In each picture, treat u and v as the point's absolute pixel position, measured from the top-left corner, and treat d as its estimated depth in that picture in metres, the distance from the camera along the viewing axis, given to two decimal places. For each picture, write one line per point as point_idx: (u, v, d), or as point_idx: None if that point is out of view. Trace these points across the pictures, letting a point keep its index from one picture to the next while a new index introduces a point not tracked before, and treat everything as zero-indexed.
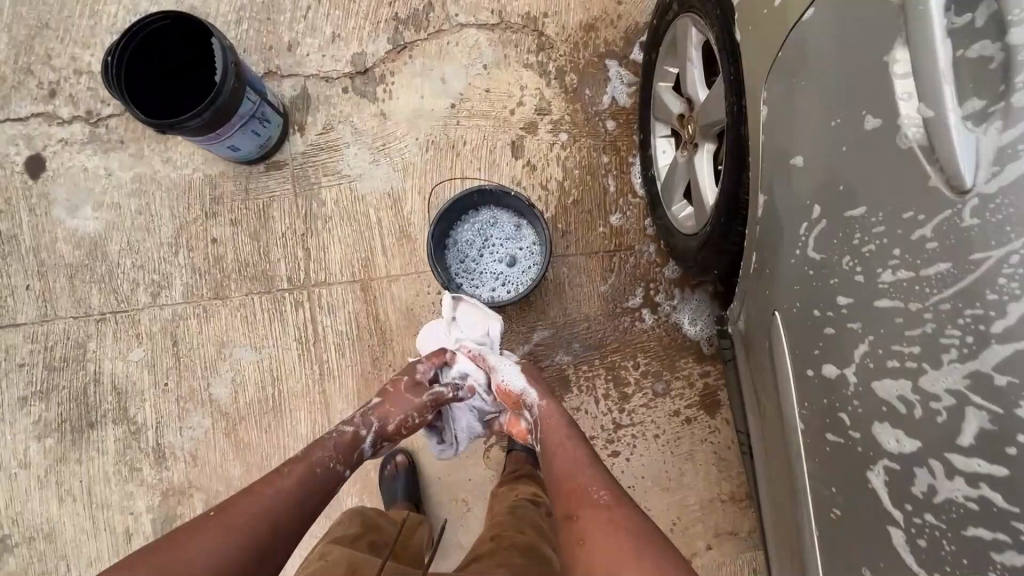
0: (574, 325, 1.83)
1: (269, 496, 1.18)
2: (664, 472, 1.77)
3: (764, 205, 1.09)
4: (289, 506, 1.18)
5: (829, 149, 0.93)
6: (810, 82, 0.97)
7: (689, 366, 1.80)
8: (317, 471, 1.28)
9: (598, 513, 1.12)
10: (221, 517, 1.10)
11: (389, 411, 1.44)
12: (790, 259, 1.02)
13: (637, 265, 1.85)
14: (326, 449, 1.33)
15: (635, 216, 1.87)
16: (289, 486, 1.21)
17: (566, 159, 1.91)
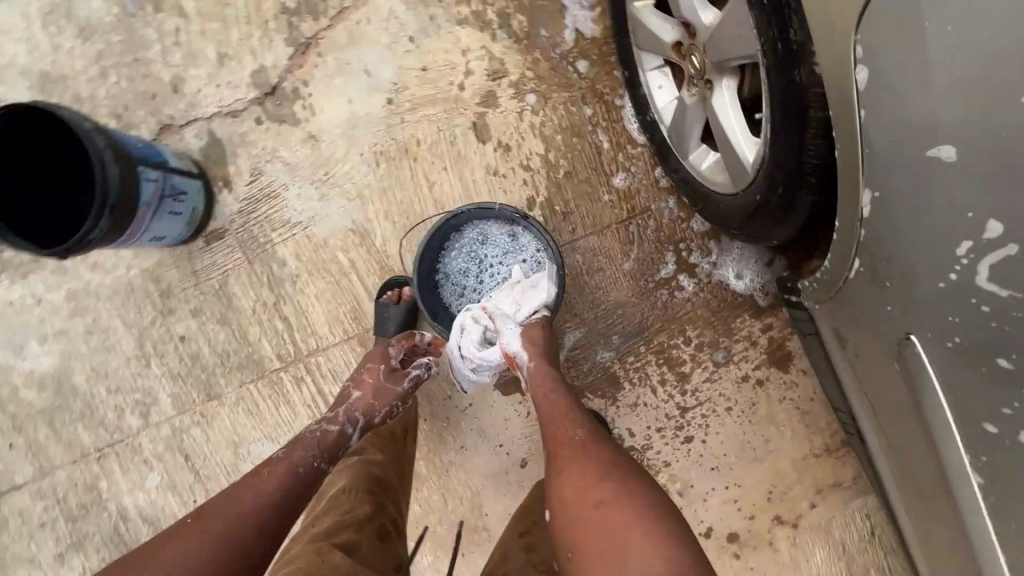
0: (606, 316, 1.59)
1: (249, 492, 1.22)
2: (747, 443, 1.59)
3: (874, 205, 0.84)
4: (268, 505, 1.21)
5: (1004, 142, 0.68)
6: (950, 46, 0.71)
7: (747, 324, 1.56)
8: (296, 469, 1.32)
9: (579, 458, 1.10)
10: (199, 516, 1.15)
11: (369, 404, 1.50)
12: (939, 285, 0.78)
13: (660, 228, 1.56)
14: (308, 449, 1.39)
15: (642, 170, 1.55)
16: (274, 482, 1.26)
17: (542, 125, 1.56)
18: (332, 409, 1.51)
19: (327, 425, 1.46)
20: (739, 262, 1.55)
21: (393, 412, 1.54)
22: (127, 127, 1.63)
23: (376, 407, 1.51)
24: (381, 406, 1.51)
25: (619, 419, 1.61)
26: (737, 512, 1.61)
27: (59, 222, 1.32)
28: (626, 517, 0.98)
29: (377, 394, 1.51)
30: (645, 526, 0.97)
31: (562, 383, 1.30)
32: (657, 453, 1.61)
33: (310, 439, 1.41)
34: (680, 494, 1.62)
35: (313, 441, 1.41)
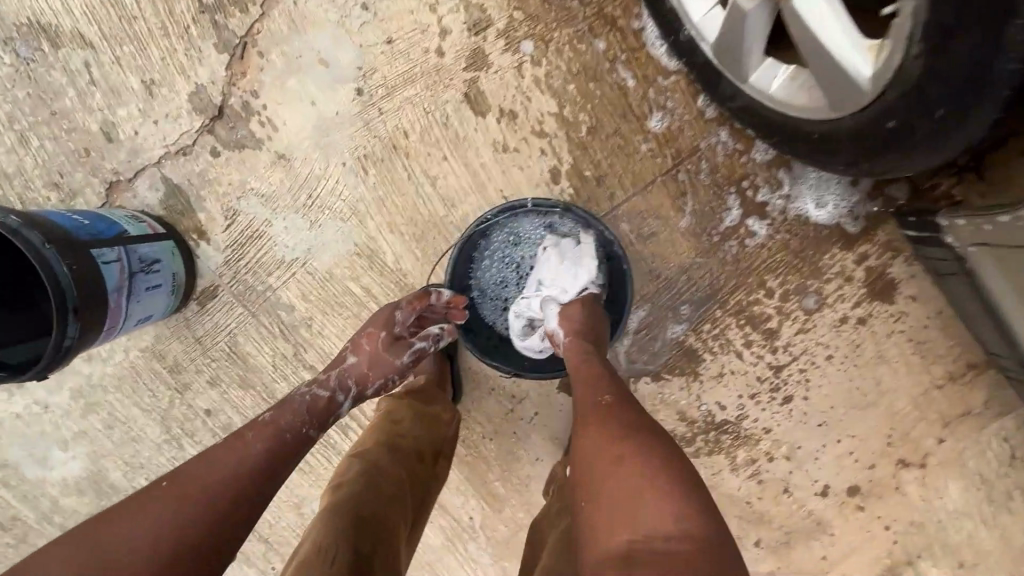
0: (670, 285, 1.36)
1: (236, 459, 0.91)
2: (857, 390, 1.39)
3: None
4: (255, 468, 0.92)
5: None
6: None
7: (838, 258, 1.31)
8: (287, 439, 1.01)
9: (604, 417, 0.91)
10: (175, 488, 0.84)
11: (357, 374, 1.15)
12: None
13: (716, 169, 1.29)
14: (301, 409, 1.07)
15: (681, 104, 1.26)
16: (260, 447, 0.95)
17: (549, 76, 1.27)
18: (323, 371, 1.16)
19: (315, 386, 1.12)
20: (817, 189, 1.29)
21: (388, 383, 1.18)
22: (70, 196, 1.39)
23: (374, 377, 1.16)
24: (378, 376, 1.16)
25: (706, 394, 1.42)
26: (856, 464, 1.44)
27: (9, 305, 1.18)
28: (645, 474, 0.78)
29: (372, 364, 1.16)
30: (666, 483, 0.77)
31: (598, 351, 1.10)
32: (755, 421, 1.43)
33: (293, 400, 1.08)
34: (788, 458, 1.45)
35: (302, 405, 1.07)
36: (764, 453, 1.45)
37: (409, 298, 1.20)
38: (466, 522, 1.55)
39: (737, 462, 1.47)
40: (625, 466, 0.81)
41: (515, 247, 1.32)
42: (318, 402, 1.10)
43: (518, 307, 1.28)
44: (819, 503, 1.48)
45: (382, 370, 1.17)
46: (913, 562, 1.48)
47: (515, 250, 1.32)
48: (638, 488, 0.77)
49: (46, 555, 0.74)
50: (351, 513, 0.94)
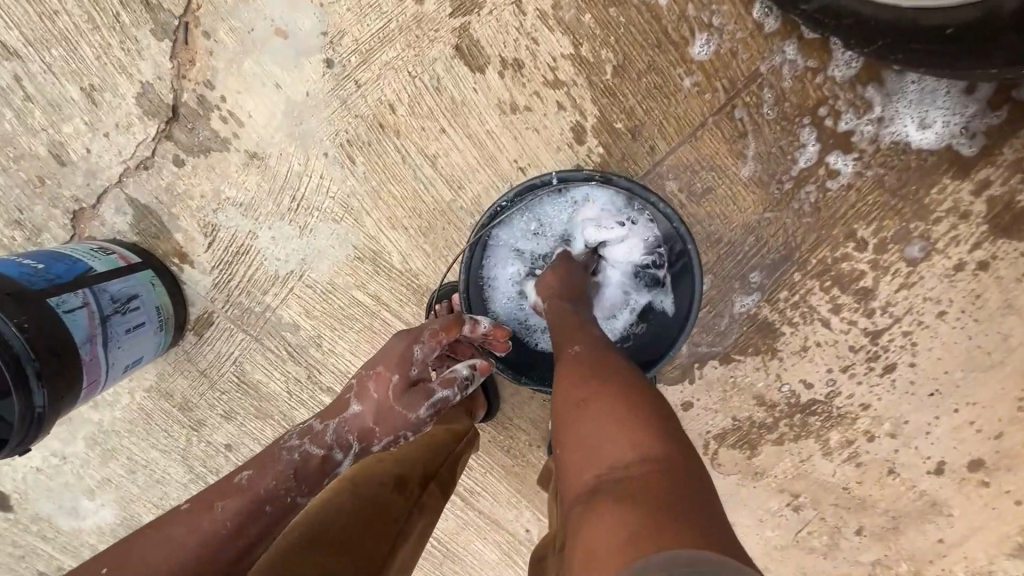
0: (734, 250, 1.11)
1: (200, 530, 0.80)
2: (976, 349, 1.14)
3: None
4: (225, 538, 0.81)
5: None
6: None
7: (949, 191, 1.04)
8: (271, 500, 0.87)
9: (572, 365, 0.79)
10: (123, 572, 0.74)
11: (360, 428, 0.97)
12: None
13: (783, 98, 1.01)
14: (298, 464, 0.92)
15: (731, 20, 0.98)
16: (232, 514, 0.83)
17: (556, 10, 1.00)
18: (321, 417, 0.97)
19: (311, 438, 0.95)
20: (919, 105, 1.00)
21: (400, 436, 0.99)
22: (35, 232, 1.23)
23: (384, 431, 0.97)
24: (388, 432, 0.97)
25: (788, 372, 1.19)
26: (977, 434, 1.20)
27: None
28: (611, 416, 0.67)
29: (380, 416, 0.97)
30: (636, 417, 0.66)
31: (581, 306, 0.96)
32: (850, 397, 1.20)
33: (288, 458, 0.92)
34: (892, 436, 1.23)
35: (295, 463, 0.92)
36: (862, 432, 1.23)
37: (434, 330, 0.97)
38: (523, 537, 1.40)
39: (829, 445, 1.25)
40: (592, 409, 0.69)
41: (541, 238, 1.10)
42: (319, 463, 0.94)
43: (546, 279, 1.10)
44: (933, 482, 1.25)
45: (388, 424, 0.97)
46: None
47: (540, 242, 1.10)
48: (601, 430, 0.66)
49: None
50: (284, 566, 0.76)
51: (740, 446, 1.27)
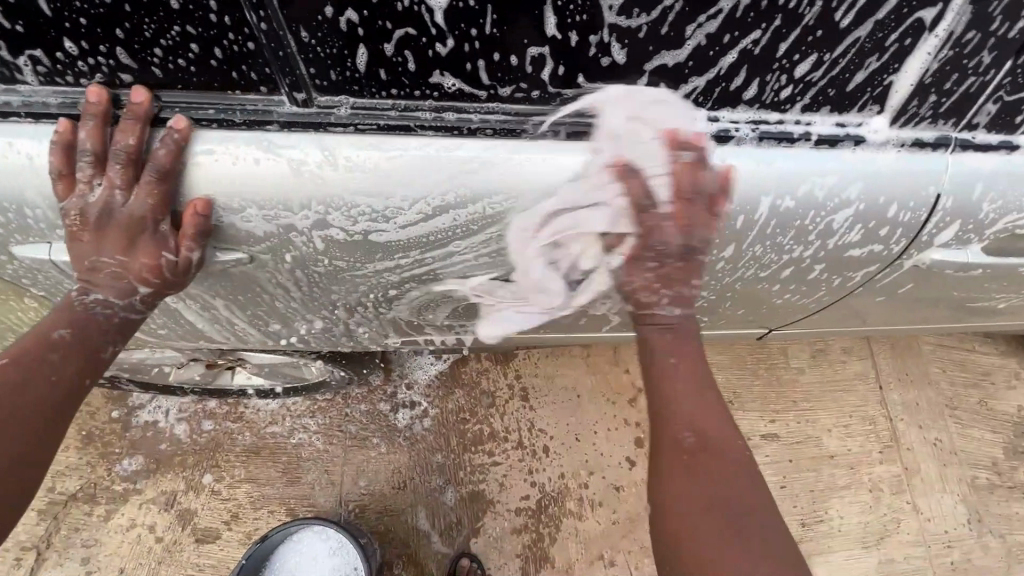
0: (415, 481, 1.75)
1: (53, 358, 0.75)
2: (565, 401, 1.89)
3: (200, 321, 0.97)
4: (60, 391, 0.74)
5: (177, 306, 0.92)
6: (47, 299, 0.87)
7: (468, 370, 1.91)
8: (92, 332, 0.77)
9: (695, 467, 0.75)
10: (59, 347, 0.75)
11: (153, 264, 0.72)
12: (360, 285, 0.83)
13: (365, 411, 1.83)
14: (103, 341, 0.79)
15: (314, 407, 1.83)
16: (63, 369, 0.75)
17: (232, 475, 1.72)
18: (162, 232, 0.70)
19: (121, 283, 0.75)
20: (419, 362, 1.91)
21: (178, 260, 0.72)
22: None
23: (130, 282, 0.76)
24: (140, 286, 0.76)
25: (511, 500, 1.74)
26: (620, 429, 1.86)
27: None
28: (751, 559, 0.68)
29: (126, 222, 0.69)
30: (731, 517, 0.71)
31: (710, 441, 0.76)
32: (552, 478, 1.77)
33: (105, 220, 0.70)
34: (593, 474, 1.79)
35: (70, 337, 0.76)
36: (579, 488, 1.77)
37: (160, 227, 0.70)
38: None
39: (577, 512, 1.73)
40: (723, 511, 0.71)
41: (313, 552, 1.51)
42: (167, 272, 0.73)
43: (314, 168, 0.67)
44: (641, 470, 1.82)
45: (145, 255, 0.72)
46: None
47: (315, 552, 1.51)
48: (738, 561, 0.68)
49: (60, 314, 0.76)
50: None
51: (541, 565, 1.67)
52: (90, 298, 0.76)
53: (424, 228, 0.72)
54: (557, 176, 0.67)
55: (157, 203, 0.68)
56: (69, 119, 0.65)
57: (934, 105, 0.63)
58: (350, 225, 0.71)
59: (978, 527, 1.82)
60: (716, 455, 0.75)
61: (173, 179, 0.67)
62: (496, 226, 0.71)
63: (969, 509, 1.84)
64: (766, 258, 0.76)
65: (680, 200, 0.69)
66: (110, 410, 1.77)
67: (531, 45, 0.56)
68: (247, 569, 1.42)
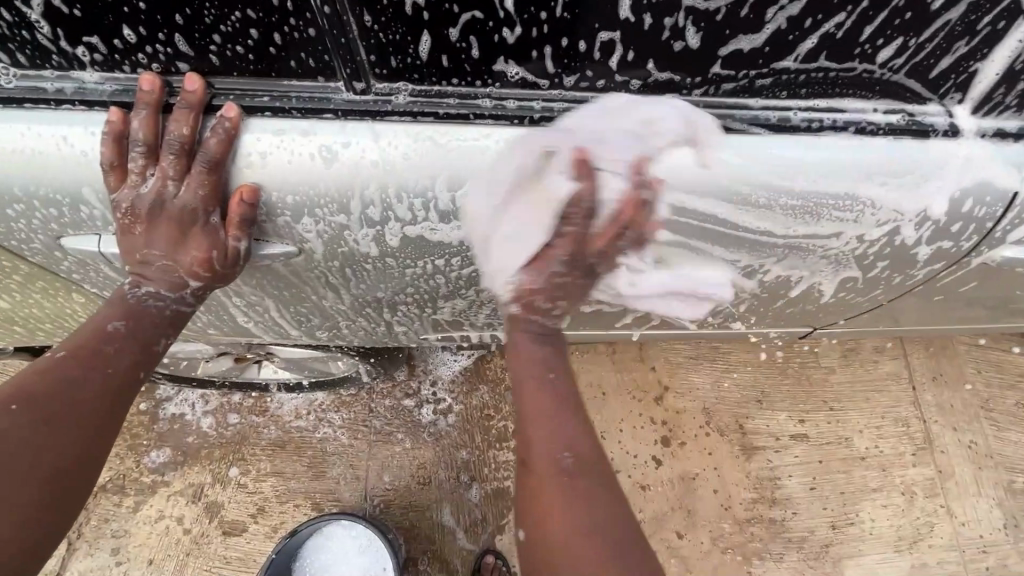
0: (440, 477, 1.74)
1: (112, 350, 0.75)
2: (590, 399, 1.86)
3: (238, 315, 0.96)
4: (120, 382, 0.75)
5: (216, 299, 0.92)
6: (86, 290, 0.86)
7: (492, 366, 1.89)
8: (148, 325, 0.78)
9: (557, 485, 0.72)
10: (116, 339, 0.76)
11: (204, 257, 0.73)
12: (406, 282, 0.82)
13: (389, 407, 1.82)
14: (156, 333, 0.80)
15: (338, 402, 1.83)
16: (122, 360, 0.75)
17: (258, 469, 1.72)
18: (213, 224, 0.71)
19: (172, 274, 0.76)
20: (443, 358, 1.90)
21: (226, 252, 0.72)
22: None
23: (179, 274, 0.76)
24: (188, 279, 0.77)
25: None
26: (646, 427, 1.83)
27: None
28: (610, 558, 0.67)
29: (180, 215, 0.70)
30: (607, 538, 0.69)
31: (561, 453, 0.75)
32: None
33: (156, 211, 0.70)
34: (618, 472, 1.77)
35: (124, 330, 0.77)
36: None
37: (212, 219, 0.71)
38: None
39: None
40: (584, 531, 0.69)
41: (339, 546, 1.51)
42: (217, 266, 0.74)
43: (369, 159, 0.65)
44: (667, 469, 1.79)
45: (197, 248, 0.72)
46: (746, 431, 1.86)
47: (341, 547, 1.51)
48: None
49: (115, 306, 0.78)
50: None
51: None
52: (142, 291, 0.78)
53: (479, 222, 0.70)
54: (611, 166, 0.67)
55: (210, 195, 0.68)
56: (120, 110, 0.64)
57: (1020, 93, 0.60)
58: (404, 221, 0.70)
59: (1015, 533, 1.77)
60: (586, 472, 0.73)
61: (221, 170, 0.66)
62: (547, 216, 0.71)
63: (1006, 514, 1.79)
64: (819, 246, 0.75)
65: (741, 190, 0.67)
66: (138, 403, 1.79)
67: (602, 29, 0.54)
68: (276, 565, 1.42)
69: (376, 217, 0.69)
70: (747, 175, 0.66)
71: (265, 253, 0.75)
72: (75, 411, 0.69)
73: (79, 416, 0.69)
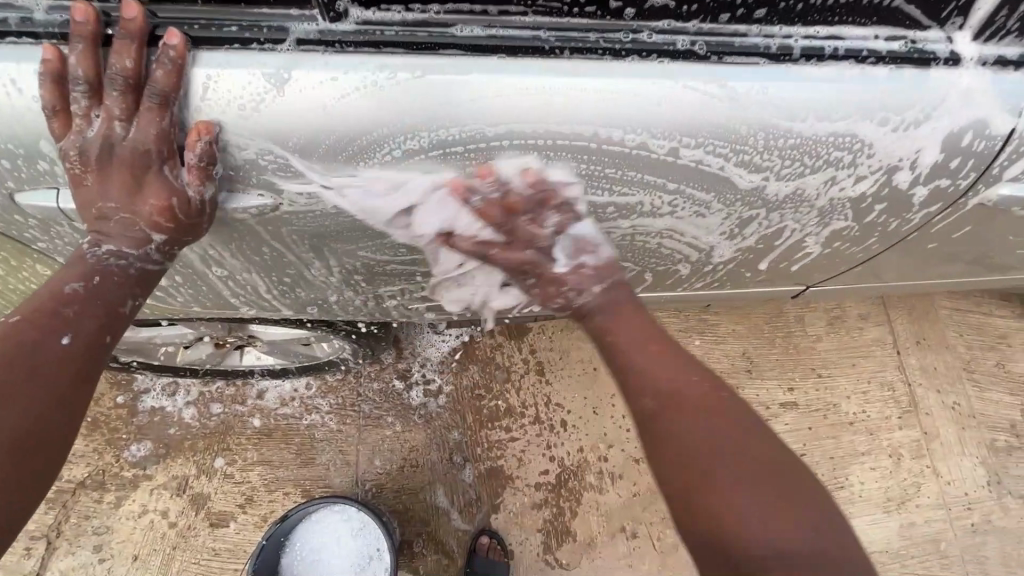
0: (432, 459, 1.72)
1: (74, 312, 0.70)
2: (581, 375, 1.85)
3: (213, 290, 0.92)
4: (85, 346, 0.70)
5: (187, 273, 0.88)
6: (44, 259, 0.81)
7: (481, 345, 1.87)
8: (112, 285, 0.74)
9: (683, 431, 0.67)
10: (77, 301, 0.71)
11: (166, 206, 0.69)
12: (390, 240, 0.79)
13: (378, 390, 1.78)
14: (122, 295, 0.75)
15: (325, 387, 1.78)
16: (85, 323, 0.71)
17: (244, 459, 1.67)
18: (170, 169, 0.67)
19: (132, 229, 0.72)
20: (431, 339, 1.87)
21: (188, 200, 0.68)
22: None
23: (141, 229, 0.72)
24: (152, 232, 0.72)
25: (530, 475, 1.71)
26: None
27: None
28: (765, 484, 0.62)
29: (133, 161, 0.66)
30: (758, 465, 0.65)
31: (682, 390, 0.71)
32: (571, 452, 1.74)
33: (107, 158, 0.66)
34: (612, 447, 1.76)
35: (84, 292, 0.72)
36: (598, 461, 1.74)
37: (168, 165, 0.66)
38: None
39: (597, 486, 1.71)
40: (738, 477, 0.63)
41: (332, 530, 1.48)
42: (180, 215, 0.70)
43: (351, 99, 0.63)
44: None
45: (156, 197, 0.68)
46: None
47: (333, 530, 1.48)
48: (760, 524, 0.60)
49: (74, 265, 0.73)
50: None
51: (563, 539, 1.65)
52: (103, 250, 0.73)
53: (463, 164, 0.67)
54: (599, 104, 0.64)
55: (164, 135, 0.64)
56: (53, 46, 0.61)
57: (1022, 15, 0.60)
58: (386, 167, 0.67)
59: (998, 489, 1.81)
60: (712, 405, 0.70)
61: (172, 106, 0.63)
62: (532, 163, 0.67)
63: (988, 472, 1.83)
64: (817, 193, 0.73)
65: (737, 127, 0.65)
66: (115, 396, 1.72)
67: None
68: (266, 552, 1.38)
69: (357, 162, 0.67)
70: (744, 113, 0.65)
71: (238, 205, 0.72)
72: (37, 378, 0.65)
73: (41, 383, 0.65)
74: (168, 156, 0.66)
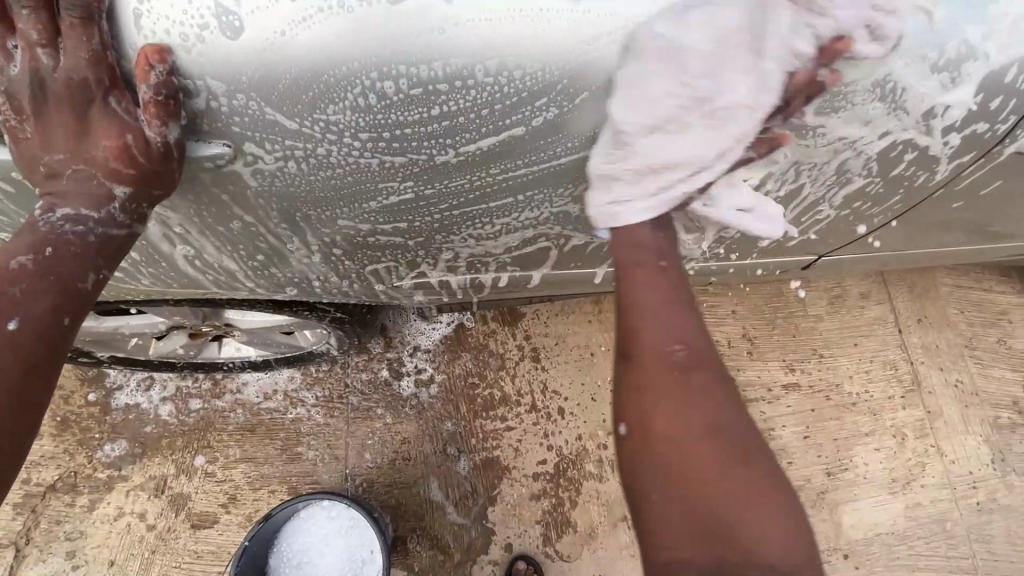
0: (425, 451, 1.65)
1: (21, 290, 0.63)
2: (578, 360, 1.78)
3: (177, 271, 0.84)
4: (36, 329, 0.63)
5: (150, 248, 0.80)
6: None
7: (473, 332, 1.79)
8: (66, 257, 0.66)
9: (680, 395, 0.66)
10: (24, 279, 0.64)
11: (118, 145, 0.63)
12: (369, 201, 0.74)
13: (366, 381, 1.71)
14: (80, 268, 0.67)
15: (311, 379, 1.70)
16: (35, 302, 0.64)
17: (226, 456, 1.59)
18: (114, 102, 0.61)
19: (85, 184, 0.66)
20: (421, 326, 1.79)
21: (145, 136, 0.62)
22: None
23: (98, 183, 0.65)
24: (113, 186, 0.66)
25: (526, 465, 1.65)
26: None
27: None
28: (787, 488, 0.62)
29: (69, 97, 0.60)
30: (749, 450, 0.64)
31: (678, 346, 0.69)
32: (569, 440, 1.68)
33: (42, 99, 0.61)
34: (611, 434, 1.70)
35: (34, 267, 0.65)
36: (597, 449, 1.68)
37: (112, 96, 0.61)
38: None
39: (597, 474, 1.65)
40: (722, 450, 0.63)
41: (318, 527, 1.40)
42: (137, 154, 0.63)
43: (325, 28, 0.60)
44: None
45: (105, 135, 0.62)
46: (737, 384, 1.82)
47: (320, 528, 1.40)
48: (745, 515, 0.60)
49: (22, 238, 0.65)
50: None
51: (562, 530, 1.59)
52: (57, 216, 0.66)
53: (449, 98, 0.64)
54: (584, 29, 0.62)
55: (96, 59, 0.59)
56: None
57: None
58: (363, 103, 0.63)
59: (1002, 467, 1.78)
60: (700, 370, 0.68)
61: (98, 21, 0.59)
62: (521, 94, 0.64)
63: (993, 450, 1.80)
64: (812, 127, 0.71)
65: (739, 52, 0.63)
66: (87, 393, 1.62)
67: None
68: (248, 553, 1.30)
69: (334, 99, 0.63)
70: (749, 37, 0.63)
71: (202, 152, 0.66)
72: None
73: None
74: (108, 87, 0.61)
